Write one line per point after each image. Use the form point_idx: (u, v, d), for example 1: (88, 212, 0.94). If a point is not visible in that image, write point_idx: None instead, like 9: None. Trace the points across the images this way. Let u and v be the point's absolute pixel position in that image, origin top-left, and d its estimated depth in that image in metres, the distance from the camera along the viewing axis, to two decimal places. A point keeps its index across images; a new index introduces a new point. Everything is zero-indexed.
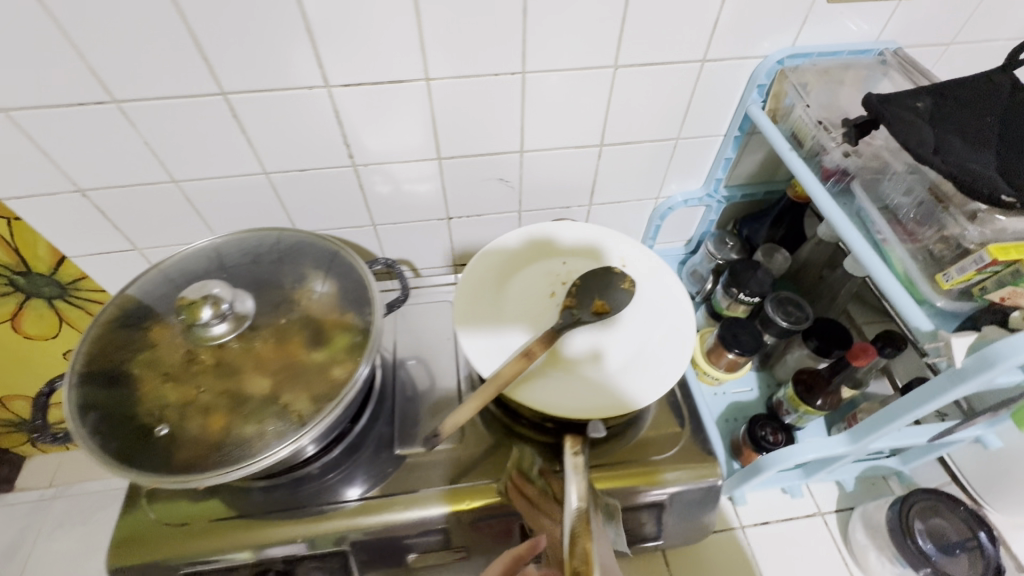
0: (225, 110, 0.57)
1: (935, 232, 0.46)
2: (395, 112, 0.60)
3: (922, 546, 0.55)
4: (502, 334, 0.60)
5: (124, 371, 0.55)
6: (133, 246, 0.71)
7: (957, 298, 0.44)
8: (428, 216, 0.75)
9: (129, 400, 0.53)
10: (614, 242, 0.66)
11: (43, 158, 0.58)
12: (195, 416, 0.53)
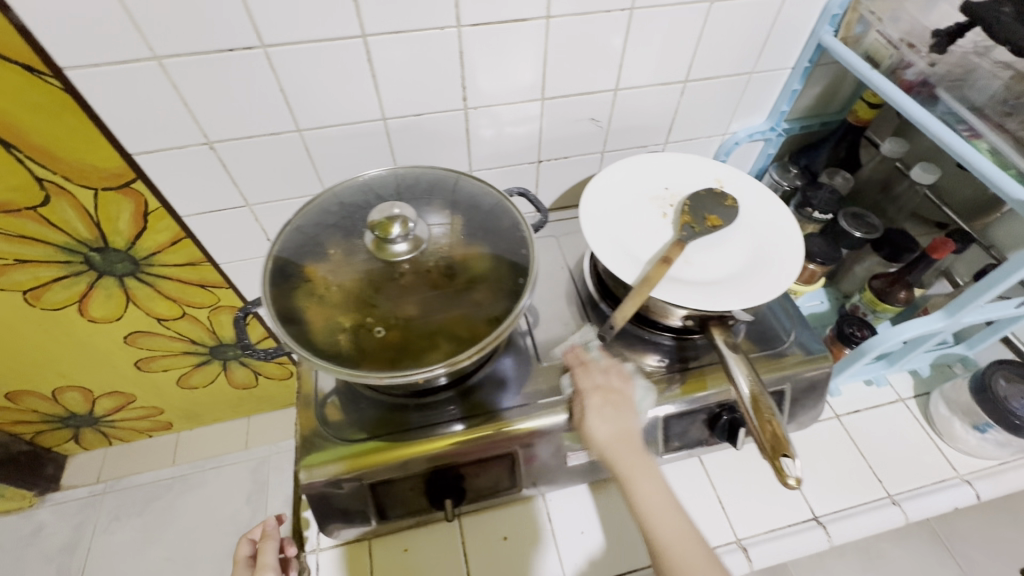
0: (362, 53, 0.60)
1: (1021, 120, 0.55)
2: (513, 51, 0.64)
3: (1010, 407, 0.64)
4: (627, 245, 0.65)
5: (298, 296, 0.59)
6: (245, 201, 0.73)
7: None
8: (522, 160, 0.79)
9: (309, 321, 0.57)
10: (710, 168, 0.72)
11: (182, 109, 0.60)
12: (367, 336, 0.56)
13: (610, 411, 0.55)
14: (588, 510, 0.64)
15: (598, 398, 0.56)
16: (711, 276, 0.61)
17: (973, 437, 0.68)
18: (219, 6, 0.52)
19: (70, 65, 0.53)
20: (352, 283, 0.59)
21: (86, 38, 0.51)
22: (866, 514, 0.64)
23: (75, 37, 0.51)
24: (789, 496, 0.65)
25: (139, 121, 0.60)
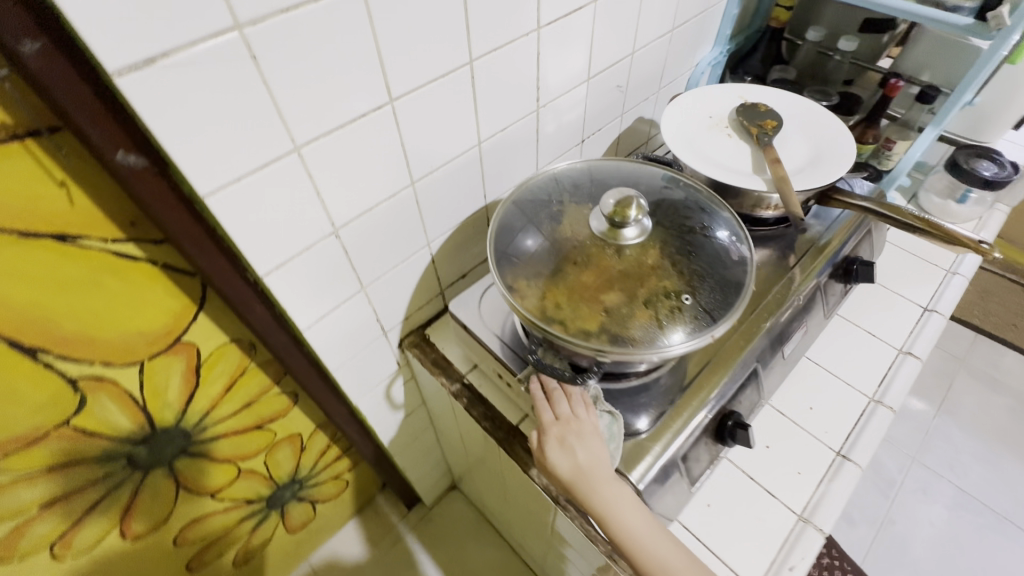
0: (468, 80, 0.59)
1: None
2: (572, 39, 0.68)
3: (982, 174, 0.87)
4: (725, 167, 0.75)
5: (549, 308, 0.59)
6: (361, 285, 0.66)
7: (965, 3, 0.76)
8: (572, 144, 0.84)
9: (574, 321, 0.58)
10: (727, 89, 0.85)
11: (314, 200, 0.53)
12: (631, 320, 0.57)
13: (576, 442, 0.55)
14: (802, 389, 0.73)
15: (570, 426, 0.56)
16: (805, 160, 0.73)
17: (960, 209, 0.93)
18: (355, 69, 0.47)
19: (209, 190, 0.44)
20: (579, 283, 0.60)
21: (230, 149, 0.43)
22: (948, 287, 0.84)
23: (217, 153, 0.42)
24: (902, 302, 0.82)
25: (270, 230, 0.51)
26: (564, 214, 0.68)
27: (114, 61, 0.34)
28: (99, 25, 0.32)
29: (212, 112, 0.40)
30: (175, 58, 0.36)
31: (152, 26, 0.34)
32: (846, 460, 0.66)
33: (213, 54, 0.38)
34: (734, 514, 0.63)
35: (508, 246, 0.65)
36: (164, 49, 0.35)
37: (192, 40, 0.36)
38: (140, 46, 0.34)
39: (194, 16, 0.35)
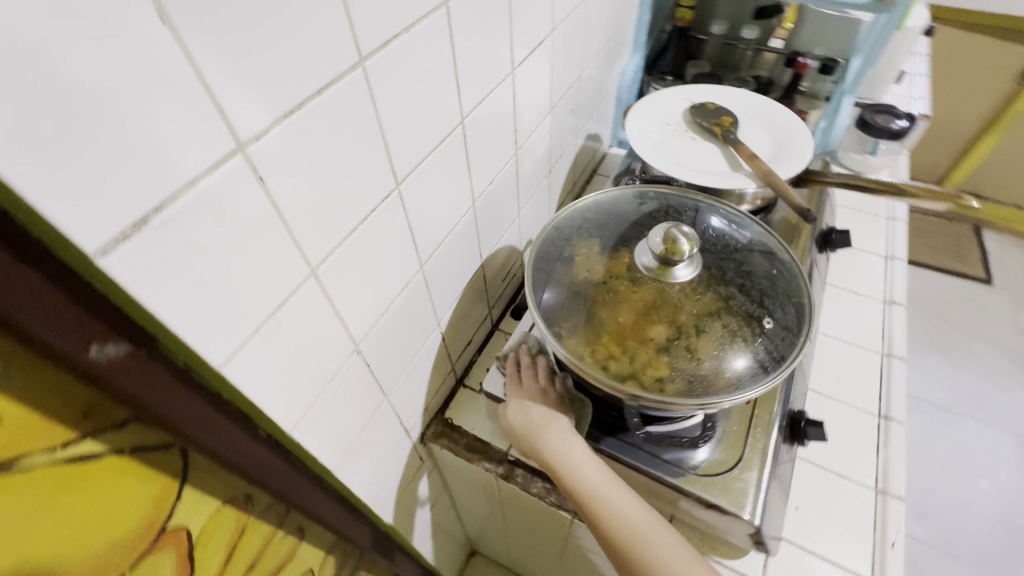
0: (460, 141, 0.52)
1: None
2: (537, 74, 0.64)
3: (890, 127, 0.96)
4: (703, 171, 0.75)
5: (624, 367, 0.54)
6: (382, 392, 0.56)
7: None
8: (542, 177, 0.80)
9: (658, 375, 0.53)
10: (671, 93, 0.86)
11: (333, 321, 0.43)
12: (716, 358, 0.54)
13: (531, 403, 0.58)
14: (826, 363, 0.75)
15: (529, 393, 0.59)
16: (770, 149, 0.75)
17: (876, 160, 1.00)
18: (363, 160, 0.39)
19: (221, 355, 0.33)
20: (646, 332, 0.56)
21: (242, 296, 0.33)
22: (897, 233, 0.92)
23: (227, 306, 0.32)
24: (868, 257, 0.89)
25: (290, 373, 0.40)
26: (578, 255, 0.64)
27: (93, 233, 0.23)
28: (67, 189, 0.22)
29: (218, 260, 0.30)
30: (171, 207, 0.26)
31: (138, 172, 0.24)
32: (891, 421, 0.69)
33: (215, 187, 0.28)
34: (822, 510, 0.62)
35: (553, 310, 0.60)
36: (157, 198, 0.25)
37: (189, 177, 0.26)
38: (126, 203, 0.24)
39: (190, 147, 0.26)
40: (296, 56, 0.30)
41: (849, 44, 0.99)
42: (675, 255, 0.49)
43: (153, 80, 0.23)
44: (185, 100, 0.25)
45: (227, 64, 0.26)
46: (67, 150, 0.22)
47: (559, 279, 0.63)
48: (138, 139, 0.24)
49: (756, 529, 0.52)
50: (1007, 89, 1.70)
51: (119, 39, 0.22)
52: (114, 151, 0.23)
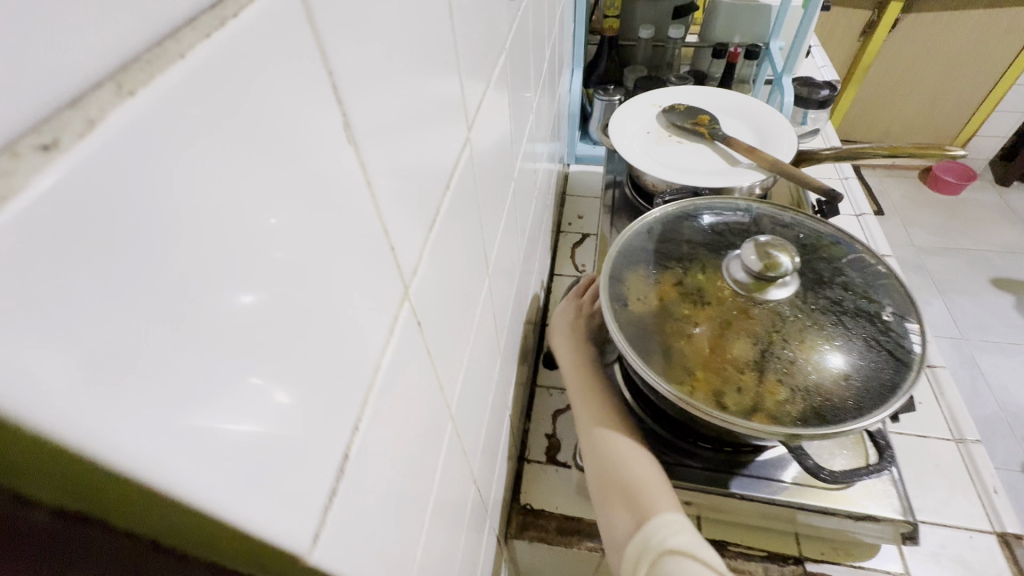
0: (508, 199, 0.45)
1: None
2: (534, 108, 0.59)
3: (820, 96, 1.03)
4: (704, 170, 0.74)
5: (756, 397, 0.48)
6: (480, 508, 0.47)
7: None
8: (541, 214, 0.74)
9: (798, 394, 0.47)
10: (636, 102, 0.85)
11: (450, 456, 0.34)
12: (851, 355, 0.48)
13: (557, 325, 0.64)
14: None
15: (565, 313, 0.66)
16: (756, 140, 0.76)
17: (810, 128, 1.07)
18: (462, 252, 0.31)
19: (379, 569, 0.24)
20: (764, 349, 0.50)
21: (388, 476, 0.24)
22: (855, 190, 0.98)
23: (377, 497, 0.23)
24: (844, 217, 0.93)
25: (425, 545, 0.31)
26: (627, 291, 0.58)
27: (239, 474, 0.15)
28: (201, 426, 0.13)
29: (367, 439, 0.21)
30: (316, 393, 0.18)
31: (275, 359, 0.16)
32: (935, 369, 0.72)
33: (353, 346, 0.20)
34: (918, 475, 0.62)
35: (647, 355, 0.53)
36: (299, 390, 0.17)
37: (327, 344, 0.18)
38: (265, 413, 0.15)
39: (325, 299, 0.18)
40: (409, 143, 0.22)
41: (764, 28, 1.05)
42: (774, 269, 0.48)
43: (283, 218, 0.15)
44: (315, 235, 0.17)
45: (351, 174, 0.18)
46: (196, 366, 0.13)
47: (619, 322, 0.55)
48: (272, 311, 0.15)
49: (911, 525, 0.50)
50: (853, 48, 1.94)
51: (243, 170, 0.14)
52: (250, 338, 0.15)
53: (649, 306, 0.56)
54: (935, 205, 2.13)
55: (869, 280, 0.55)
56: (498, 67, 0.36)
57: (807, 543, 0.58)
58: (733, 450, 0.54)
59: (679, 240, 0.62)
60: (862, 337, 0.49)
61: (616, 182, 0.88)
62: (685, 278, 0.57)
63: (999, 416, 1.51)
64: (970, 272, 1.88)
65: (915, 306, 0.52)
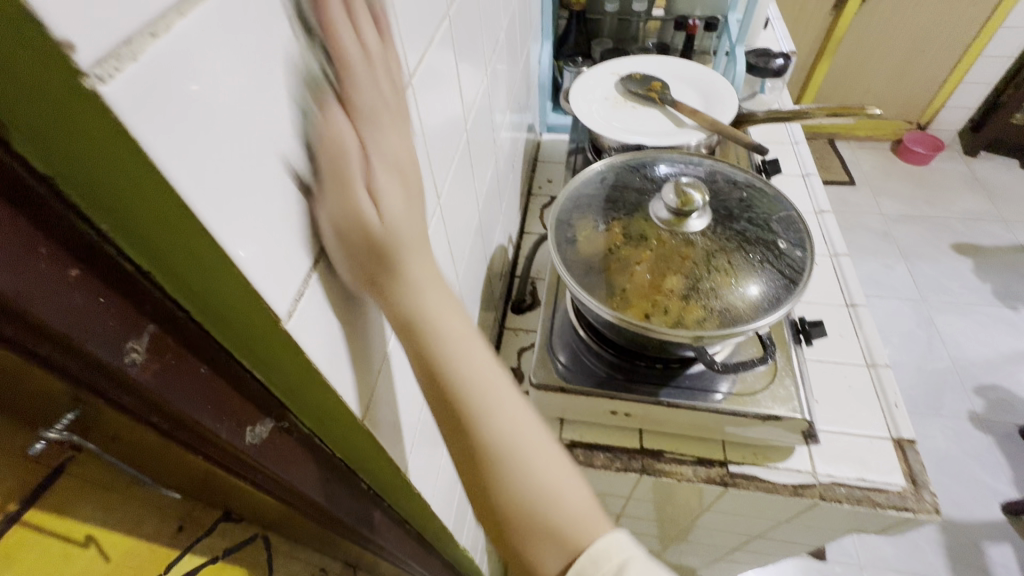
0: (464, 150, 0.53)
1: None
2: (492, 74, 0.66)
3: (774, 66, 1.10)
4: (654, 131, 0.81)
5: (675, 314, 0.57)
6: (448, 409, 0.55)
7: None
8: (506, 174, 0.82)
9: (709, 312, 0.57)
10: (597, 70, 0.92)
11: (413, 344, 0.42)
12: (755, 279, 0.57)
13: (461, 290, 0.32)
14: None
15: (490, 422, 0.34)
16: (702, 104, 0.84)
17: (766, 97, 1.15)
18: None
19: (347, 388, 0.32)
20: (684, 278, 0.59)
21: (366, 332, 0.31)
22: (803, 153, 1.06)
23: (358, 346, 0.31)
24: (792, 178, 1.02)
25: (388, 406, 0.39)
26: (577, 232, 0.66)
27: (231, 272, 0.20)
28: (239, 233, 0.20)
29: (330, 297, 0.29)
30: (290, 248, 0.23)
31: (281, 210, 0.22)
32: (857, 307, 0.81)
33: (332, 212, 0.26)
34: (833, 395, 0.72)
35: (589, 285, 0.61)
36: (298, 231, 0.23)
37: (318, 207, 0.24)
38: (279, 246, 0.22)
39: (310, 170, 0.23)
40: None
41: (723, 2, 1.11)
42: (689, 205, 0.57)
43: (288, 99, 0.21)
44: (304, 123, 0.23)
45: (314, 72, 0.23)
46: (239, 190, 0.19)
47: (568, 257, 0.64)
48: (282, 168, 0.22)
49: (809, 424, 0.60)
50: (827, 21, 1.99)
51: (268, 66, 0.20)
52: (264, 185, 0.21)
53: (593, 245, 0.64)
54: (904, 175, 2.21)
55: (780, 217, 0.63)
56: (449, 31, 0.44)
57: (732, 449, 0.68)
58: (663, 367, 0.64)
59: (623, 187, 0.69)
60: (767, 264, 0.58)
61: (580, 148, 0.97)
62: (627, 219, 0.65)
63: (950, 369, 1.61)
64: (934, 238, 1.97)
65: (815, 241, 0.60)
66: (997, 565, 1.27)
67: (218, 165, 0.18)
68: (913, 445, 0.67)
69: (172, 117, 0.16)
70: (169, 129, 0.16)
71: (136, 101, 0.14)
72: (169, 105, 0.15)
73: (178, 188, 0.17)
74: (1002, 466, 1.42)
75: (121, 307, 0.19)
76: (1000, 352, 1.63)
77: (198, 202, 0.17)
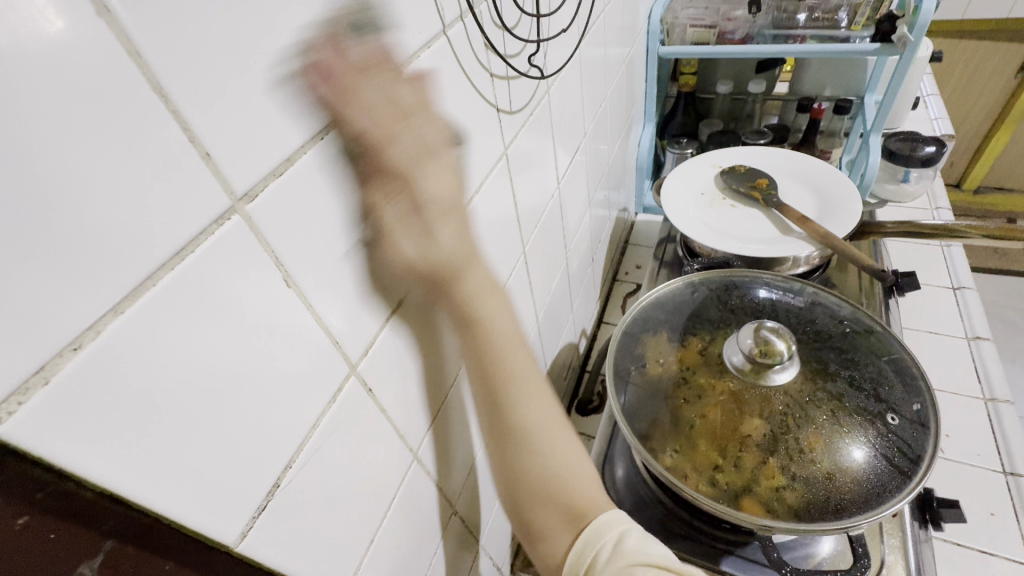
0: (522, 269, 0.52)
1: (811, 22, 0.89)
2: (571, 179, 0.65)
3: (922, 155, 0.94)
4: (756, 237, 0.73)
5: (739, 482, 0.47)
6: (476, 538, 0.51)
7: (863, 31, 0.84)
8: (584, 267, 0.79)
9: (782, 489, 0.46)
10: (700, 160, 0.86)
11: (431, 491, 0.39)
12: (853, 457, 0.46)
13: None
14: None
15: None
16: (816, 209, 0.74)
17: (909, 188, 0.98)
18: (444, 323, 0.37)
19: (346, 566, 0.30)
20: (759, 436, 0.48)
21: (350, 505, 0.30)
22: (954, 261, 0.88)
23: (343, 523, 0.29)
24: (938, 289, 0.85)
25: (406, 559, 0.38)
26: (646, 352, 0.58)
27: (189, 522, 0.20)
28: (187, 483, 0.19)
29: (346, 481, 0.29)
30: (259, 467, 0.22)
31: (242, 438, 0.21)
32: (1019, 477, 0.63)
33: (309, 414, 0.25)
34: None
35: (643, 417, 0.53)
36: (260, 449, 0.22)
37: (291, 416, 0.24)
38: (239, 472, 0.21)
39: (284, 383, 0.23)
40: (385, 248, 0.28)
41: (859, 83, 0.99)
42: (771, 356, 0.50)
43: (264, 329, 0.21)
44: (285, 345, 0.23)
45: (304, 299, 0.23)
46: (191, 445, 0.19)
47: (631, 382, 0.56)
48: (252, 396, 0.21)
49: None
50: (1010, 84, 1.66)
51: (237, 313, 0.20)
52: (227, 421, 0.20)
53: (656, 372, 0.56)
54: None
55: (899, 376, 0.50)
56: (508, 167, 0.43)
57: None
58: (730, 527, 0.54)
59: (703, 307, 0.61)
60: (871, 436, 0.46)
61: (672, 237, 0.91)
62: (705, 347, 0.57)
63: None
64: None
65: (941, 416, 0.47)
66: None
67: (162, 437, 0.18)
68: None
69: (99, 410, 0.16)
70: (92, 438, 0.16)
71: (38, 423, 0.15)
72: (91, 404, 0.16)
73: (109, 481, 0.17)
74: None
75: (49, 521, 0.18)
76: None
77: (134, 484, 0.17)
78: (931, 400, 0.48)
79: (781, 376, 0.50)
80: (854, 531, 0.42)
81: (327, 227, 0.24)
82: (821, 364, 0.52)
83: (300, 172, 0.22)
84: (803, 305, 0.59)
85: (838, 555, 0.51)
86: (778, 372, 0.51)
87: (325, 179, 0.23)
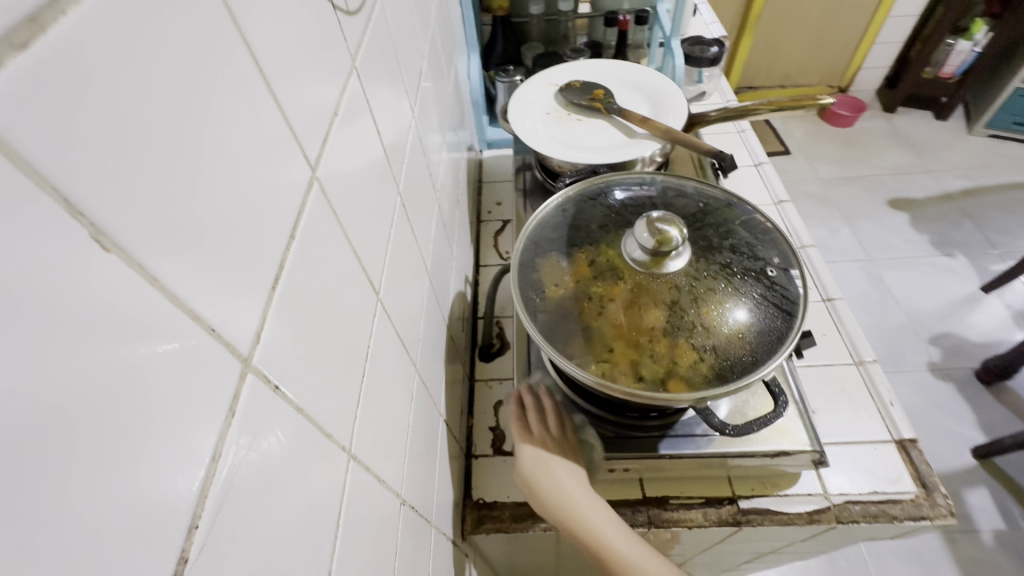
0: (402, 213, 0.45)
1: None
2: (421, 110, 0.58)
3: (710, 55, 1.07)
4: (609, 144, 0.74)
5: (665, 367, 0.49)
6: (427, 519, 0.46)
7: None
8: (452, 209, 0.74)
9: (702, 361, 0.49)
10: (536, 81, 0.84)
11: (375, 488, 0.33)
12: (747, 314, 0.51)
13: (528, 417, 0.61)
14: None
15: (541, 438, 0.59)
16: (650, 111, 0.79)
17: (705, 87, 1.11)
18: (340, 284, 0.29)
19: None
20: (671, 321, 0.51)
21: (290, 542, 0.22)
22: (750, 142, 1.03)
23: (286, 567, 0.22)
24: (746, 168, 0.99)
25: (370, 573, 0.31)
26: (544, 277, 0.57)
27: None
28: None
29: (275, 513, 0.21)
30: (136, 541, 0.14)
31: (86, 507, 0.13)
32: (834, 301, 0.78)
33: (195, 441, 0.17)
34: (828, 401, 0.69)
35: (563, 337, 0.52)
36: (130, 514, 0.14)
37: (168, 452, 0.15)
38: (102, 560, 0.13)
39: (142, 405, 0.14)
40: (243, 183, 0.20)
41: None
42: (667, 244, 0.52)
43: (75, 323, 0.13)
44: (125, 345, 0.14)
45: (137, 266, 0.14)
46: None
47: (540, 308, 0.54)
48: (84, 438, 0.13)
49: (818, 453, 0.57)
50: None
51: (2, 301, 0.11)
52: (45, 488, 0.12)
53: (562, 292, 0.55)
54: (835, 138, 2.26)
55: (758, 235, 0.57)
56: (362, 83, 0.35)
57: (739, 482, 0.64)
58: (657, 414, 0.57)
59: (585, 218, 0.61)
60: (755, 292, 0.52)
61: (527, 165, 0.90)
62: (598, 255, 0.57)
63: (906, 324, 1.63)
64: (871, 195, 2.00)
65: (799, 259, 0.54)
66: (977, 511, 1.28)
67: None
68: (915, 444, 0.65)
69: None
70: None
71: None
72: None
73: None
74: (967, 412, 1.45)
75: None
76: (945, 300, 1.68)
77: None
78: (787, 249, 0.55)
79: (676, 262, 0.53)
80: (767, 377, 0.47)
81: (145, 147, 0.15)
82: (700, 243, 0.56)
83: (74, 46, 0.12)
84: (669, 196, 0.62)
85: (743, 405, 0.58)
86: (672, 258, 0.53)
87: (122, 70, 0.14)
